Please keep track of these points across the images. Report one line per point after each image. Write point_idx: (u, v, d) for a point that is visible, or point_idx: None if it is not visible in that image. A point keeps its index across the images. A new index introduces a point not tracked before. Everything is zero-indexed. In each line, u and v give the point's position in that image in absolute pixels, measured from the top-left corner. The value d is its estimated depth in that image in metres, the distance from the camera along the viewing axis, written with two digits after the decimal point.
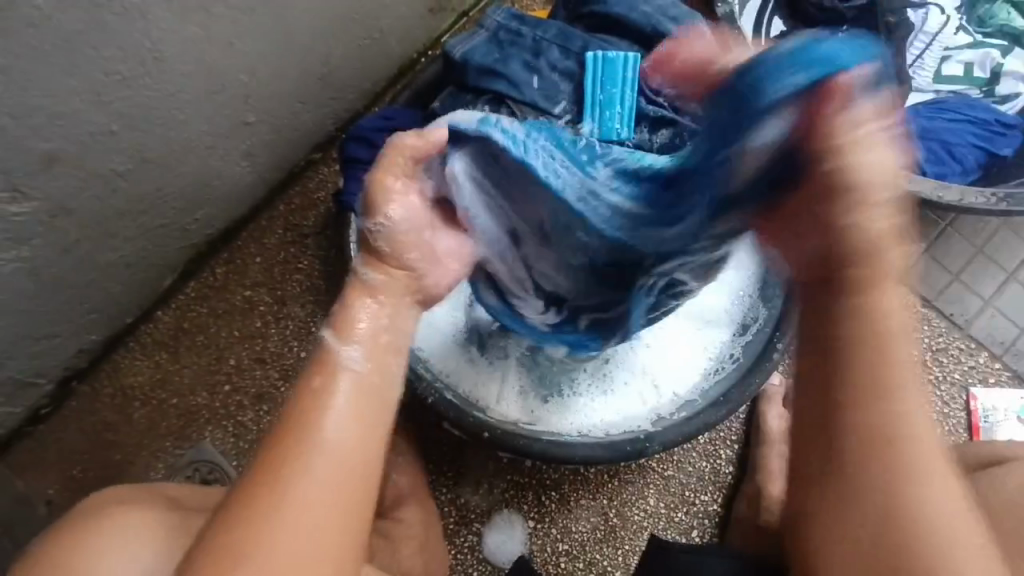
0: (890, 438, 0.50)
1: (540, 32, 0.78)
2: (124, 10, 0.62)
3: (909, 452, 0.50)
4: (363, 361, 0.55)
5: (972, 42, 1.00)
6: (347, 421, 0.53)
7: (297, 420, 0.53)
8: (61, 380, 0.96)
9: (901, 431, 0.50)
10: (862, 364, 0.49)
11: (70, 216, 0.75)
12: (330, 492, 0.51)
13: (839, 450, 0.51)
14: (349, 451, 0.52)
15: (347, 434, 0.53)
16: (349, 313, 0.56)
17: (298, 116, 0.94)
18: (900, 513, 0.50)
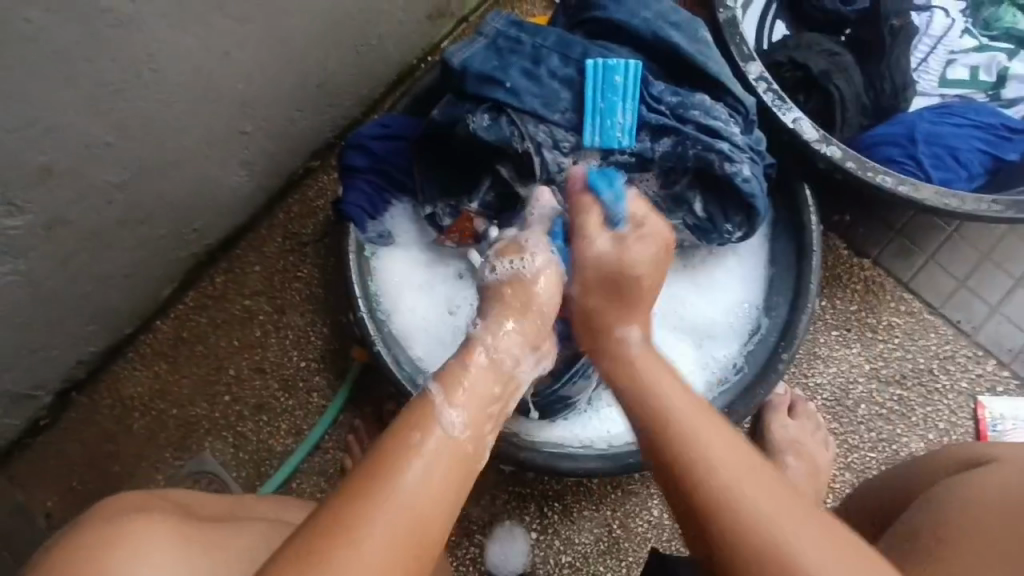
0: (696, 466, 0.51)
1: (539, 39, 0.77)
2: (119, 21, 0.62)
3: (723, 480, 0.49)
4: (463, 427, 0.50)
5: (976, 45, 0.99)
6: (449, 470, 0.48)
7: (394, 450, 0.47)
8: (61, 392, 0.95)
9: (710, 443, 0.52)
10: (673, 403, 0.56)
11: (68, 227, 0.75)
12: (408, 551, 0.44)
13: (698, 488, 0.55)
14: (430, 503, 0.46)
15: (440, 484, 0.47)
16: (455, 373, 0.55)
17: (297, 124, 0.93)
18: (752, 564, 0.46)
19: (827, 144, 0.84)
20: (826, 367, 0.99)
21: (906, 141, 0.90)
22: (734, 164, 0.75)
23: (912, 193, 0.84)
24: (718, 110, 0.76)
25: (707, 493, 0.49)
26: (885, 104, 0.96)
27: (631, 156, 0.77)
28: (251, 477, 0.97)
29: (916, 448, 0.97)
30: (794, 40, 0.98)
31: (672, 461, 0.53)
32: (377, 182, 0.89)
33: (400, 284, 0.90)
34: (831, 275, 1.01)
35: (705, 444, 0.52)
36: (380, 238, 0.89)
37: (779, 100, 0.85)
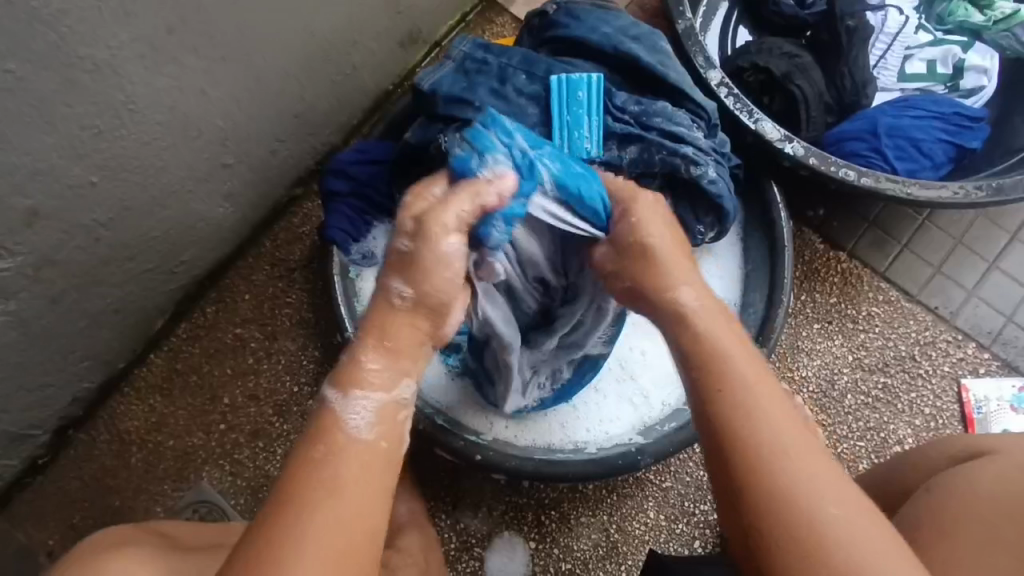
0: (747, 420, 0.51)
1: (505, 59, 0.80)
2: (94, 67, 0.65)
3: (734, 388, 0.52)
4: (371, 426, 0.52)
5: (932, 39, 1.02)
6: (364, 483, 0.49)
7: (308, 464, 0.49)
8: (57, 430, 0.96)
9: (759, 404, 0.51)
10: (733, 364, 0.53)
11: (56, 266, 0.77)
12: (361, 524, 0.48)
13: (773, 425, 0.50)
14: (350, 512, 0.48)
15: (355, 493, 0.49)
16: (348, 368, 0.54)
17: (278, 154, 0.96)
18: (757, 449, 0.49)
19: (789, 142, 0.87)
20: (810, 360, 1.01)
21: (869, 135, 0.93)
22: (700, 167, 0.78)
23: (874, 186, 0.86)
24: (680, 116, 0.80)
25: (725, 406, 0.52)
26: (849, 101, 0.98)
27: (601, 164, 0.79)
28: (249, 503, 0.98)
29: (904, 434, 0.98)
30: (756, 44, 1.01)
31: (705, 381, 0.53)
32: (358, 206, 0.90)
33: None
34: (809, 269, 1.03)
35: (773, 425, 0.50)
36: (365, 259, 0.92)
37: (740, 105, 0.89)
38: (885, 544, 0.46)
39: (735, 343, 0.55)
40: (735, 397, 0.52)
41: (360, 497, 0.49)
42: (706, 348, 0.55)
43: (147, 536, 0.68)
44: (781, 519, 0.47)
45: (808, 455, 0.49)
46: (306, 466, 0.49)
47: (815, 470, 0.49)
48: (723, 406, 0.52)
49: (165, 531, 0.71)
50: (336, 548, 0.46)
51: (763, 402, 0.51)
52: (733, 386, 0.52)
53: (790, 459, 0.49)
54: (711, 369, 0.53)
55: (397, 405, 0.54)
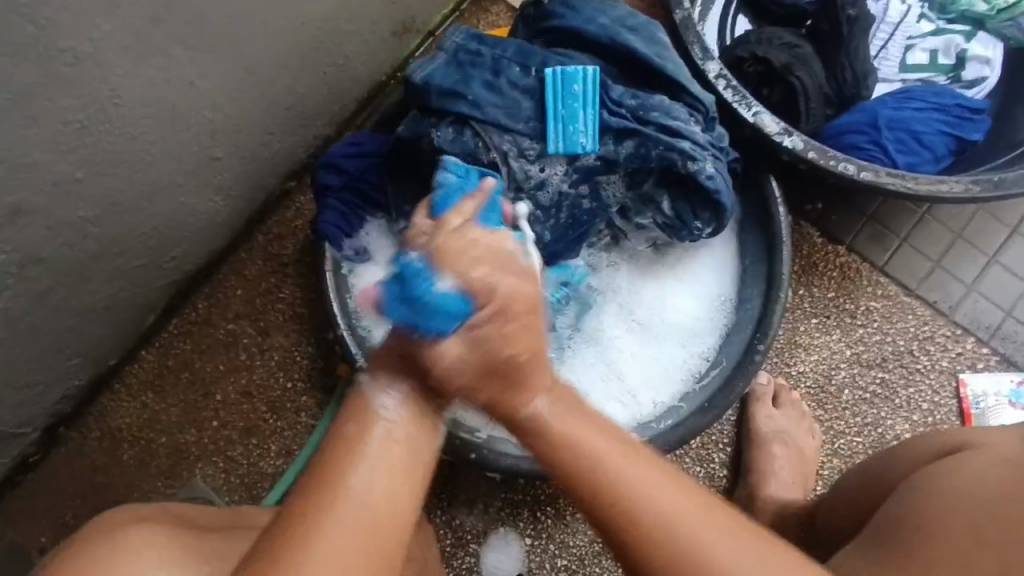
0: (619, 492, 0.48)
1: (499, 50, 0.78)
2: (76, 60, 0.63)
3: (593, 472, 0.49)
4: (397, 413, 0.48)
5: (935, 29, 1.01)
6: (390, 483, 0.46)
7: (342, 453, 0.47)
8: (48, 427, 0.95)
9: (621, 481, 0.49)
10: (615, 462, 0.49)
11: (42, 263, 0.75)
12: (381, 526, 0.45)
13: (663, 499, 0.49)
14: (378, 506, 0.45)
15: (388, 491, 0.46)
16: (393, 365, 0.50)
17: (269, 146, 0.94)
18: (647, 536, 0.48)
19: (789, 135, 0.86)
20: (807, 355, 1.00)
21: (869, 128, 0.92)
22: (697, 162, 0.77)
23: (874, 180, 0.85)
24: (678, 109, 0.78)
25: (590, 490, 0.49)
26: (849, 93, 0.97)
27: (597, 160, 0.78)
28: (243, 500, 0.98)
29: (900, 430, 0.98)
30: (756, 33, 0.99)
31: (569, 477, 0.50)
32: (351, 200, 0.89)
33: None
34: (807, 263, 1.01)
35: (644, 502, 0.48)
36: (358, 255, 0.90)
37: (739, 97, 0.87)
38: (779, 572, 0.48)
39: (570, 415, 0.51)
40: (605, 483, 0.49)
41: (388, 490, 0.46)
42: (563, 444, 0.50)
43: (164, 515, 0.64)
44: None
45: (643, 484, 0.49)
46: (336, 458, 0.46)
47: (671, 504, 0.48)
48: (604, 500, 0.49)
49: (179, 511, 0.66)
50: (363, 547, 0.44)
51: (628, 475, 0.49)
52: (590, 462, 0.49)
53: (693, 536, 0.48)
54: (576, 466, 0.50)
55: (438, 408, 0.50)
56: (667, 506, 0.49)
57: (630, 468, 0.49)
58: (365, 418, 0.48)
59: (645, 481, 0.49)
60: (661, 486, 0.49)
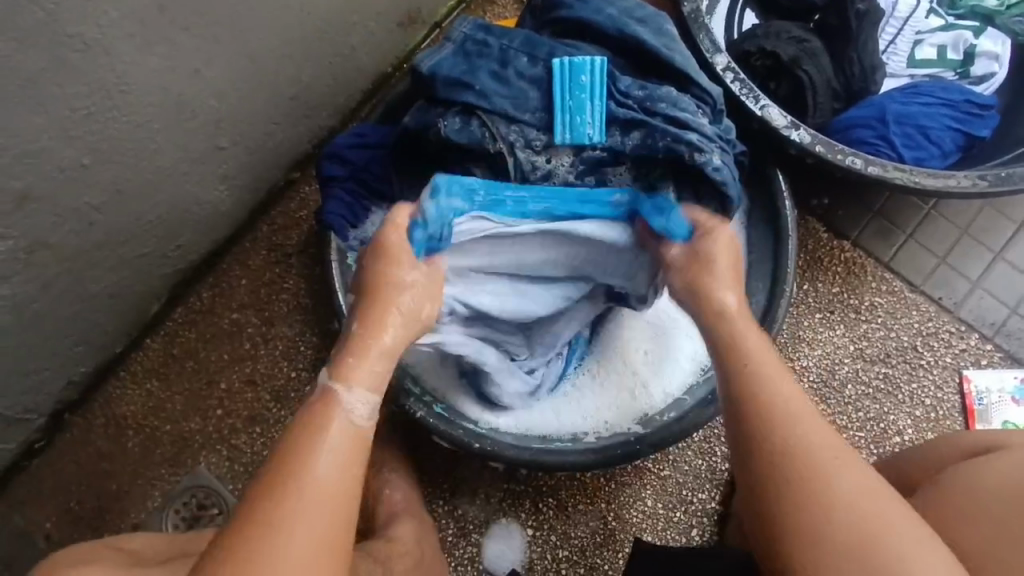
0: (777, 410, 0.61)
1: (507, 41, 0.78)
2: (83, 46, 0.63)
3: (779, 410, 0.61)
4: (363, 411, 0.59)
5: (944, 24, 1.00)
6: (340, 473, 0.55)
7: (299, 439, 0.56)
8: (54, 414, 0.96)
9: (790, 447, 0.60)
10: (783, 393, 0.62)
11: (48, 250, 0.75)
12: (337, 501, 0.54)
13: (806, 434, 0.60)
14: (329, 497, 0.54)
15: (338, 476, 0.55)
16: (348, 363, 0.62)
17: (275, 136, 0.94)
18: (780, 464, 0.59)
19: (796, 129, 0.86)
20: (811, 350, 1.00)
21: (877, 122, 0.92)
22: (705, 154, 0.76)
23: (881, 174, 0.85)
24: (686, 101, 0.78)
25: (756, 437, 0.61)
26: (856, 87, 0.97)
27: (603, 151, 0.78)
28: (246, 488, 0.98)
29: (904, 425, 0.98)
30: (763, 27, 0.99)
31: (756, 401, 0.62)
32: (356, 191, 0.89)
33: None
34: (812, 258, 1.01)
35: (810, 436, 0.60)
36: (363, 246, 0.88)
37: (746, 90, 0.87)
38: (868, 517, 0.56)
39: (750, 330, 0.68)
40: (780, 423, 0.61)
41: (341, 473, 0.55)
42: (733, 346, 0.67)
43: (112, 554, 0.66)
44: (824, 494, 0.57)
45: (841, 472, 0.58)
46: (294, 452, 0.55)
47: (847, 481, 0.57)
48: (749, 414, 0.62)
49: (129, 547, 0.69)
50: (326, 520, 0.53)
51: (790, 407, 0.62)
52: (773, 412, 0.61)
53: (837, 470, 0.58)
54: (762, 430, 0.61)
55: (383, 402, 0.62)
56: (819, 449, 0.59)
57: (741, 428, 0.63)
58: (329, 406, 0.59)
59: (798, 438, 0.60)
60: (819, 434, 0.60)
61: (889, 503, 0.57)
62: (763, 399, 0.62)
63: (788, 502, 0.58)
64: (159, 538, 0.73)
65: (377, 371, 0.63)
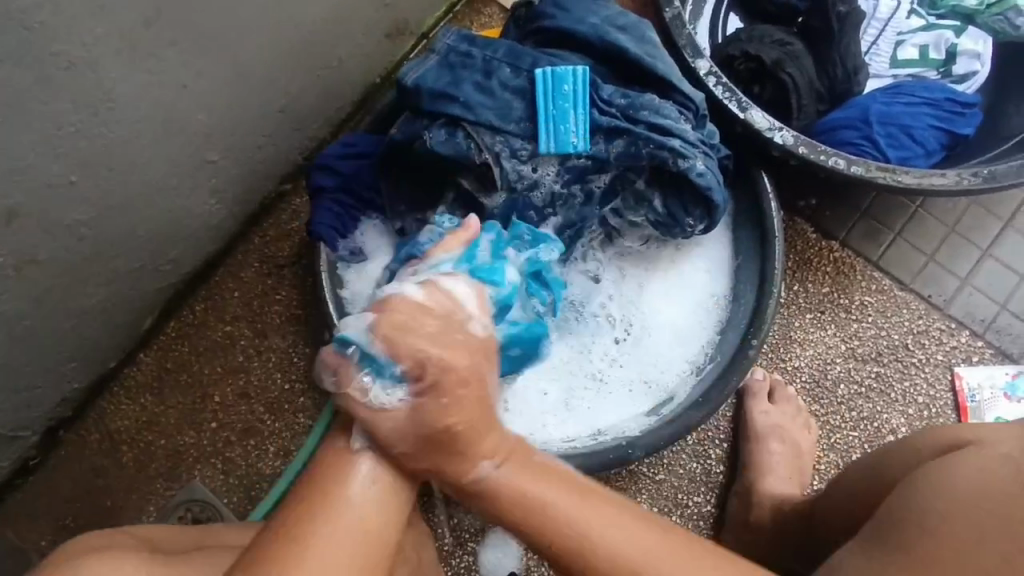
0: (581, 528, 0.56)
1: (490, 52, 0.79)
2: (70, 64, 0.63)
3: (572, 522, 0.56)
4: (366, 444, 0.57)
5: (925, 24, 1.01)
6: (372, 498, 0.56)
7: (322, 472, 0.57)
8: (48, 430, 0.96)
9: (628, 554, 0.55)
10: (559, 506, 0.57)
11: (39, 266, 0.76)
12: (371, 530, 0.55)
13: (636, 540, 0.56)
14: (367, 520, 0.55)
15: (374, 496, 0.56)
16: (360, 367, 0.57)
17: (264, 149, 0.95)
18: (575, 557, 0.56)
19: (780, 131, 0.86)
20: (803, 350, 1.00)
21: (861, 123, 0.92)
22: (687, 160, 0.77)
23: (865, 174, 0.85)
24: (668, 108, 0.78)
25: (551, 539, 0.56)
26: (840, 88, 0.97)
27: (587, 159, 0.78)
28: (242, 501, 0.98)
29: (897, 424, 0.98)
30: (746, 31, 1.00)
31: (535, 530, 0.57)
32: (345, 201, 0.89)
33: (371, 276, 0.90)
34: (801, 259, 1.02)
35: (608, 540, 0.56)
36: (353, 255, 0.90)
37: (730, 95, 0.88)
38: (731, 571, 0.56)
39: (542, 480, 0.58)
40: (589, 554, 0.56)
41: (374, 504, 0.56)
42: (518, 497, 0.57)
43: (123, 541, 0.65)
44: (607, 571, 0.55)
45: (610, 531, 0.56)
46: (320, 489, 0.55)
47: (616, 537, 0.56)
48: (515, 516, 0.57)
49: (143, 534, 0.68)
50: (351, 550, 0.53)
51: (604, 532, 0.56)
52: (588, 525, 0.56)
53: (597, 537, 0.56)
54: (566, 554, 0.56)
55: (408, 455, 0.57)
56: (665, 562, 0.55)
57: (606, 529, 0.56)
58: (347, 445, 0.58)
59: (619, 538, 0.56)
60: (618, 516, 0.57)
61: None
62: (497, 464, 0.58)
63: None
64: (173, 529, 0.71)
65: (397, 405, 0.56)
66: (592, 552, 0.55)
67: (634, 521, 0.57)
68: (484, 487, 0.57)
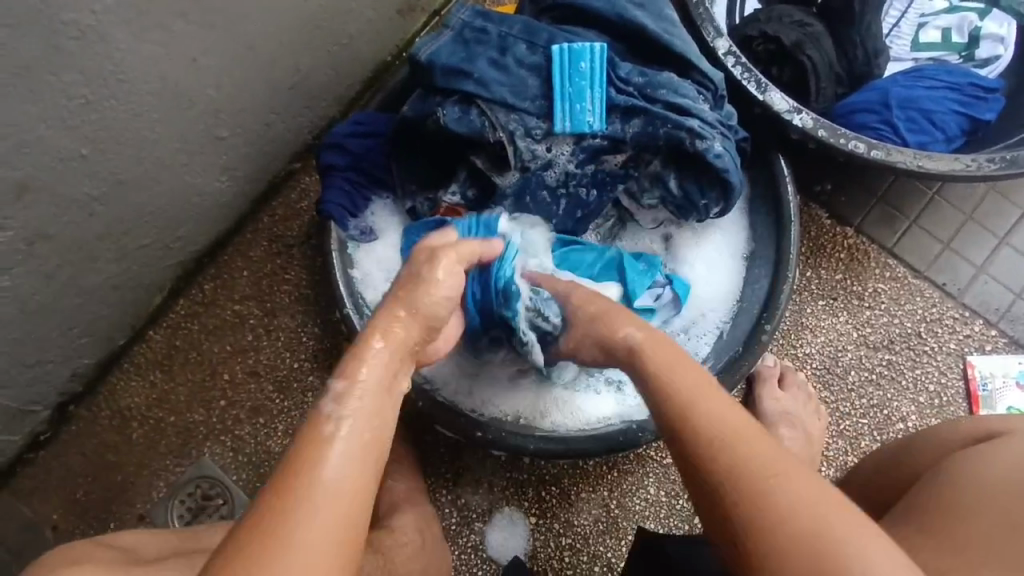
0: (682, 394, 0.56)
1: (505, 28, 0.77)
2: (80, 34, 0.62)
3: (686, 403, 0.55)
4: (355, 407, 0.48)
5: (948, 7, 1.00)
6: (355, 475, 0.45)
7: (300, 459, 0.45)
8: (58, 406, 0.96)
9: (724, 423, 0.53)
10: (700, 402, 0.54)
11: (50, 241, 0.75)
12: (352, 515, 0.44)
13: (735, 432, 0.51)
14: (355, 496, 0.44)
15: (358, 462, 0.46)
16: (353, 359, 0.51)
17: (274, 127, 0.94)
18: (718, 464, 0.50)
19: (798, 114, 0.85)
20: (814, 337, 0.99)
21: (881, 107, 0.91)
22: (705, 140, 0.75)
23: (885, 158, 0.84)
24: (686, 87, 0.77)
25: (687, 440, 0.53)
26: (859, 71, 0.96)
27: (603, 139, 0.77)
28: (251, 479, 0.98)
29: (907, 411, 0.98)
30: (765, 12, 0.98)
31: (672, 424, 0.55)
32: (356, 180, 0.89)
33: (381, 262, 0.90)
34: (815, 245, 1.01)
35: (707, 411, 0.54)
36: (363, 235, 0.89)
37: (749, 75, 0.86)
38: (817, 490, 0.46)
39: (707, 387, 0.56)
40: (703, 433, 0.52)
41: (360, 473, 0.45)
42: (681, 393, 0.56)
43: (103, 550, 0.66)
44: (716, 471, 0.50)
45: (748, 437, 0.51)
46: (296, 474, 0.44)
47: (764, 449, 0.50)
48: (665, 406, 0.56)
49: (124, 543, 0.69)
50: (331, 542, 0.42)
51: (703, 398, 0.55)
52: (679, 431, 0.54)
53: (724, 439, 0.51)
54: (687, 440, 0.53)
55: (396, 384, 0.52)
56: (772, 451, 0.50)
57: (684, 393, 0.56)
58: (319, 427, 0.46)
59: (712, 413, 0.53)
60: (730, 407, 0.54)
61: (834, 506, 0.46)
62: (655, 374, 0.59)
63: (715, 489, 0.49)
64: (156, 535, 0.73)
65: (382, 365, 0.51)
66: (723, 451, 0.50)
67: (733, 425, 0.52)
68: (673, 386, 0.57)
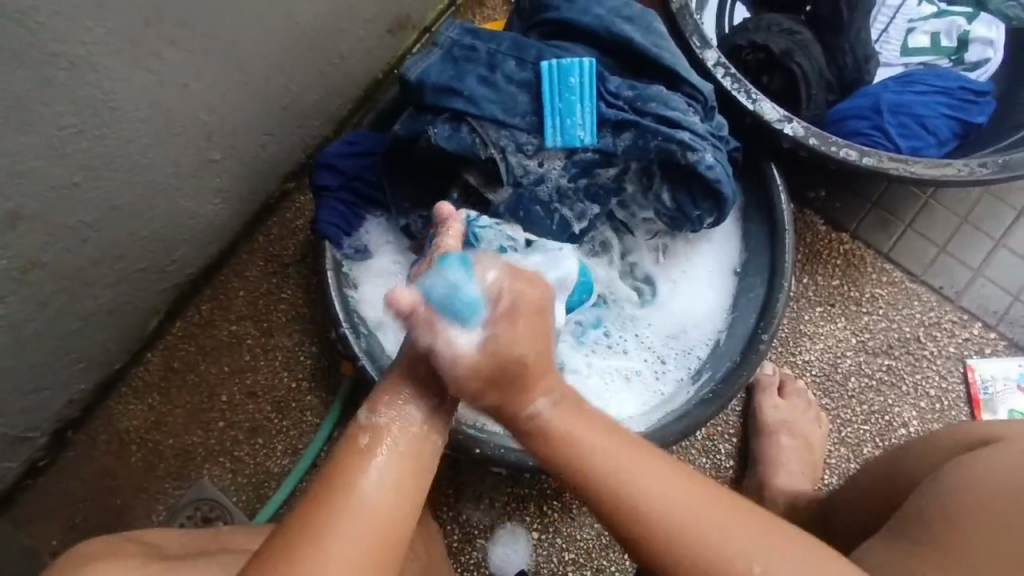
0: (629, 483, 0.52)
1: (494, 45, 0.77)
2: (70, 64, 0.63)
3: (626, 488, 0.52)
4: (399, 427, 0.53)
5: (935, 12, 1.00)
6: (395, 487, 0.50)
7: (335, 481, 0.50)
8: (56, 432, 0.96)
9: (633, 485, 0.52)
10: (607, 468, 0.53)
11: (43, 268, 0.75)
12: (391, 530, 0.49)
13: (728, 523, 0.51)
14: (385, 509, 0.49)
15: (390, 493, 0.50)
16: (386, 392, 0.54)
17: (267, 148, 0.94)
18: (687, 556, 0.51)
19: (789, 122, 0.85)
20: (813, 343, 0.99)
21: (871, 113, 0.91)
22: (696, 152, 0.76)
23: (877, 165, 0.84)
24: (676, 100, 0.78)
25: (636, 530, 0.52)
26: (849, 78, 0.96)
27: (594, 152, 0.77)
28: (251, 499, 0.98)
29: (909, 417, 0.97)
30: (754, 21, 0.98)
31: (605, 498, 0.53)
32: (349, 199, 0.88)
33: (381, 285, 0.90)
34: (811, 252, 1.01)
35: (653, 488, 0.52)
36: (358, 253, 0.89)
37: (739, 85, 0.86)
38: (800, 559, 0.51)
39: (598, 430, 0.55)
40: (648, 518, 0.52)
41: (391, 496, 0.50)
42: (613, 479, 0.53)
43: (129, 549, 0.65)
44: (688, 558, 0.51)
45: (685, 504, 0.52)
46: (333, 488, 0.49)
47: (726, 523, 0.52)
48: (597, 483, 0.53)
49: (150, 541, 0.68)
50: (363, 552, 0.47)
51: (642, 478, 0.53)
52: (651, 528, 0.52)
53: (667, 521, 0.52)
54: (643, 527, 0.52)
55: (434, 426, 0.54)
56: (751, 531, 0.51)
57: (611, 473, 0.53)
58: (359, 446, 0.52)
59: (669, 502, 0.52)
60: (667, 470, 0.54)
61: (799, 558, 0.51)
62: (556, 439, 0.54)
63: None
64: (178, 535, 0.71)
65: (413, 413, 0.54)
66: (679, 535, 0.51)
67: (708, 509, 0.52)
68: (579, 446, 0.54)
